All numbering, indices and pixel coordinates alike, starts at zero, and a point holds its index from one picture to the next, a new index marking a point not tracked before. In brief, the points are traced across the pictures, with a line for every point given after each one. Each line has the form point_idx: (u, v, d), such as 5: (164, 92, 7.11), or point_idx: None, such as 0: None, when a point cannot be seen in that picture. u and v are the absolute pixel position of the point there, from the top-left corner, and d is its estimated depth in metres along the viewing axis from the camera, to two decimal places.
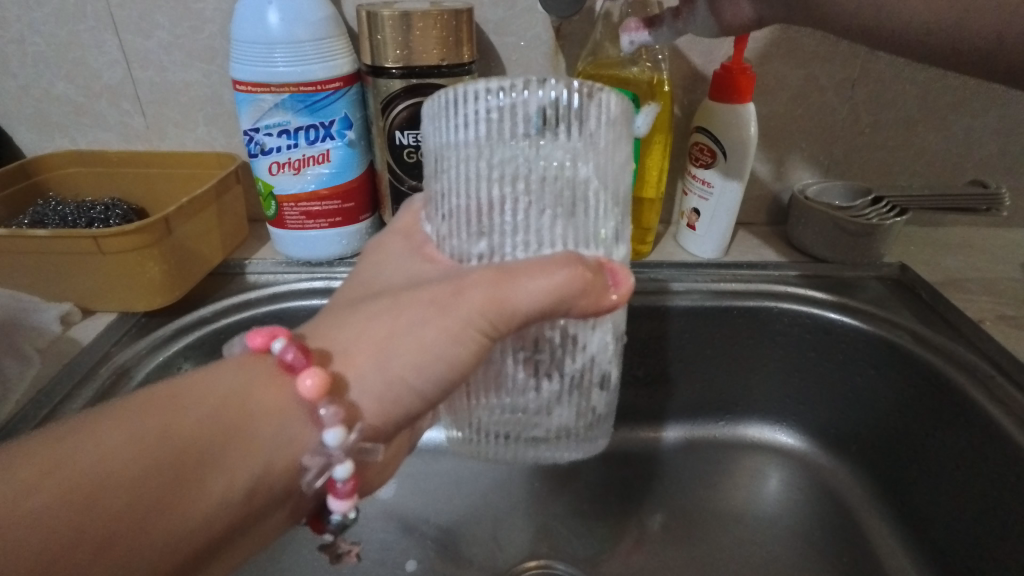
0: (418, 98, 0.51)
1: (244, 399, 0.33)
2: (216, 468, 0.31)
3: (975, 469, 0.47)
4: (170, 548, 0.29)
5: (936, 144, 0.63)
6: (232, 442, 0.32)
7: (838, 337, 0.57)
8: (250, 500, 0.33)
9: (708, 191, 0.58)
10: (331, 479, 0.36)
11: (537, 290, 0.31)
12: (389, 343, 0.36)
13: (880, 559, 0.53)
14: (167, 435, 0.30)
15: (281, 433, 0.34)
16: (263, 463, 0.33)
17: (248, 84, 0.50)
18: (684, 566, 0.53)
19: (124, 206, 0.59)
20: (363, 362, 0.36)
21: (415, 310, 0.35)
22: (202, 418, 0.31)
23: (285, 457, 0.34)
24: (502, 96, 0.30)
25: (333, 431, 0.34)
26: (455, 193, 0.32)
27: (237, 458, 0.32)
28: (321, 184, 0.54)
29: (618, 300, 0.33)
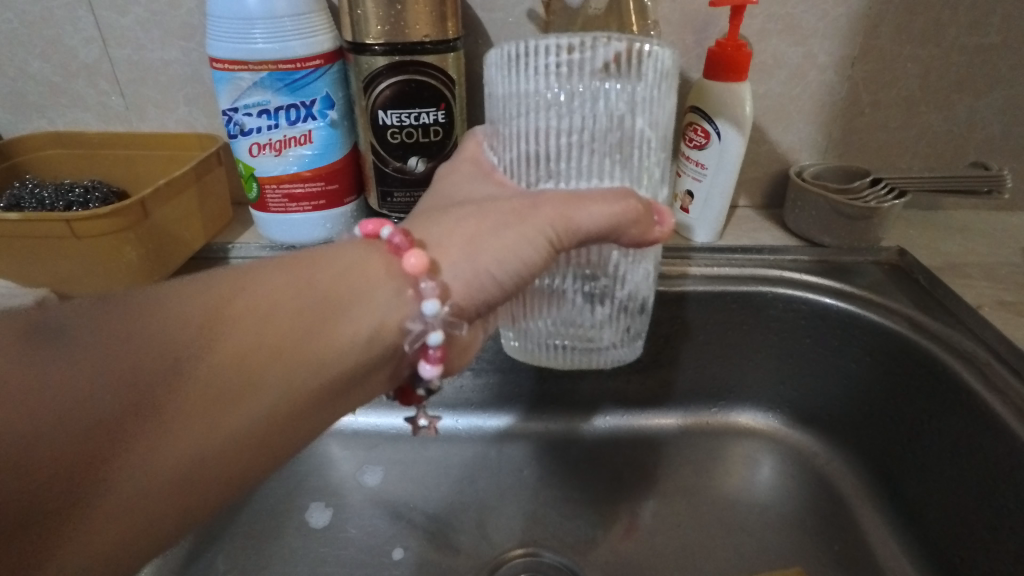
0: (403, 76, 0.49)
1: (362, 270, 0.35)
2: (344, 313, 0.33)
3: (970, 458, 0.46)
4: (314, 374, 0.32)
5: (937, 125, 0.61)
6: (347, 304, 0.34)
7: (836, 322, 0.55)
8: (372, 348, 0.34)
9: (701, 172, 0.57)
10: (424, 345, 0.36)
11: (598, 214, 0.34)
12: (478, 241, 0.36)
13: (872, 549, 0.52)
14: (295, 288, 0.33)
15: (396, 297, 0.35)
16: (378, 320, 0.34)
17: (225, 61, 0.49)
18: (672, 553, 0.53)
19: (104, 189, 0.57)
20: (457, 256, 0.36)
21: (499, 212, 0.36)
22: (325, 278, 0.34)
23: (395, 318, 0.35)
24: (569, 53, 0.32)
25: (432, 302, 0.34)
26: (522, 138, 0.35)
27: (359, 309, 0.34)
28: (304, 165, 0.53)
29: (662, 235, 0.36)
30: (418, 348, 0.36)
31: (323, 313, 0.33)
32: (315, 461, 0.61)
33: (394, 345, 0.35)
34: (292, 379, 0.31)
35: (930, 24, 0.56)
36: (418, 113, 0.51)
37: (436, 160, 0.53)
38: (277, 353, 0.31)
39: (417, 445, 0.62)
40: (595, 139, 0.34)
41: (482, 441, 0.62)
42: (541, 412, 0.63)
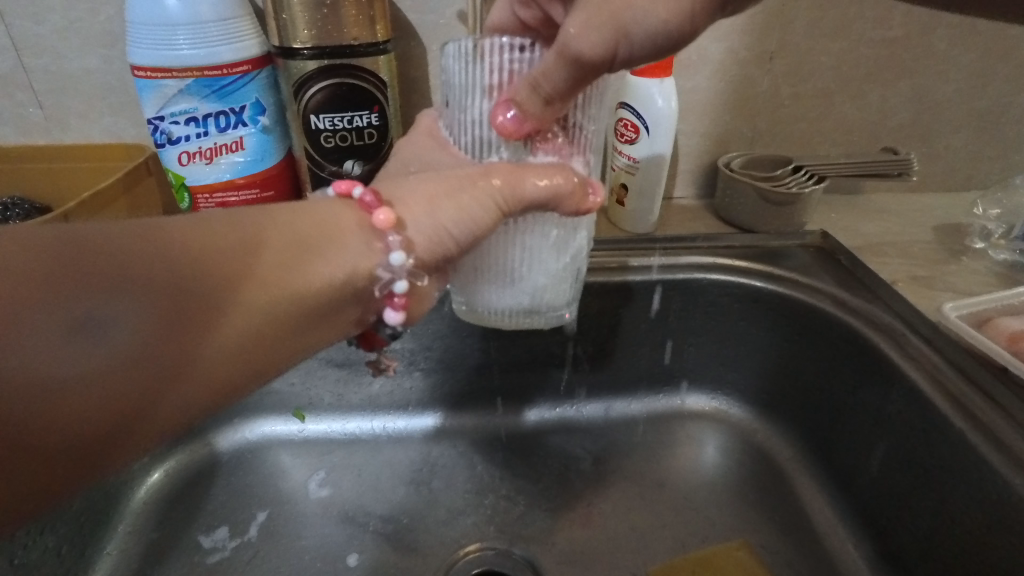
0: (333, 80, 0.49)
1: (337, 221, 0.35)
2: (316, 257, 0.33)
3: (891, 423, 0.49)
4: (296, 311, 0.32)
5: (851, 114, 0.65)
6: (322, 247, 0.34)
7: (767, 304, 0.58)
8: (342, 289, 0.35)
9: (634, 166, 0.59)
10: (389, 292, 0.37)
11: (542, 186, 0.35)
12: (439, 199, 0.36)
13: (809, 516, 0.55)
14: (271, 231, 0.32)
15: (365, 247, 0.35)
16: (346, 267, 0.34)
17: (147, 69, 0.47)
18: (624, 536, 0.54)
19: (25, 204, 0.55)
20: (419, 213, 0.36)
21: (460, 176, 0.36)
22: (299, 220, 0.34)
23: (363, 264, 0.35)
24: (521, 51, 0.33)
25: (397, 254, 0.35)
26: (471, 125, 0.36)
27: (330, 252, 0.34)
28: (237, 172, 0.53)
29: (597, 206, 0.38)
30: (385, 294, 0.37)
31: (300, 254, 0.33)
32: (266, 471, 0.60)
33: (365, 292, 0.36)
34: (272, 319, 0.31)
35: (839, 20, 0.60)
36: (351, 117, 0.51)
37: (372, 162, 0.53)
38: (255, 295, 0.31)
39: (370, 448, 0.62)
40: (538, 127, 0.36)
41: (437, 440, 0.62)
42: (494, 408, 0.64)
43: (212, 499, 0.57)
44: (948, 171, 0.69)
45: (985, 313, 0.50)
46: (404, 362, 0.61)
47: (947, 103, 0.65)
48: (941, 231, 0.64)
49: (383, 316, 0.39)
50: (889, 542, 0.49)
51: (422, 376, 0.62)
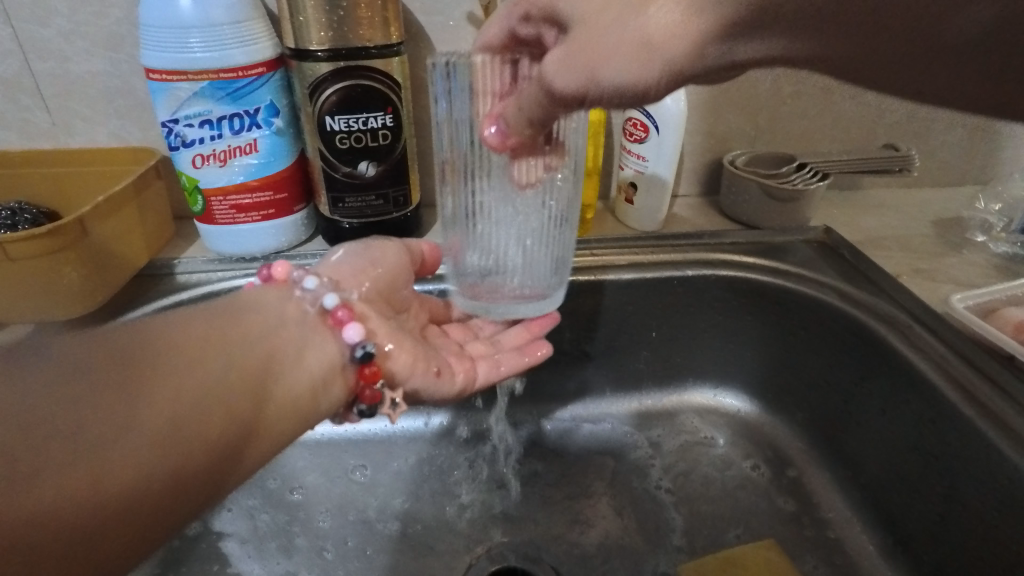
0: (348, 81, 0.49)
1: (259, 300, 0.40)
2: (244, 313, 0.37)
3: (900, 412, 0.50)
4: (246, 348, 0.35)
5: (850, 111, 0.67)
6: (246, 309, 0.38)
7: (773, 299, 0.59)
8: (280, 327, 0.38)
9: (643, 164, 0.59)
10: (326, 311, 0.42)
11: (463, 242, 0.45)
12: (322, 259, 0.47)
13: (818, 506, 0.56)
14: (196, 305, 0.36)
15: (282, 296, 0.41)
16: (277, 311, 0.39)
17: (161, 72, 0.47)
18: (638, 530, 0.55)
19: (33, 209, 0.54)
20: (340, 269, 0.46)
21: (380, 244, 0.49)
22: (239, 311, 0.38)
23: (290, 307, 0.41)
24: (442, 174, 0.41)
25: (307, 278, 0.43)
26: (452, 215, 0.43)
27: (253, 311, 0.38)
28: (251, 175, 0.52)
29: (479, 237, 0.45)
30: (324, 312, 0.42)
31: (228, 315, 0.37)
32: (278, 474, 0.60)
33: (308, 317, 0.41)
34: (234, 363, 0.33)
35: None
36: (366, 118, 0.51)
37: (385, 163, 0.53)
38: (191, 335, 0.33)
39: (383, 449, 0.62)
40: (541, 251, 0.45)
41: (448, 440, 0.63)
42: (505, 406, 0.64)
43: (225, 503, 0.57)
44: (945, 166, 0.71)
45: (989, 303, 0.51)
46: None
47: None
48: (939, 225, 0.65)
49: (346, 337, 0.41)
50: (899, 529, 0.51)
51: None
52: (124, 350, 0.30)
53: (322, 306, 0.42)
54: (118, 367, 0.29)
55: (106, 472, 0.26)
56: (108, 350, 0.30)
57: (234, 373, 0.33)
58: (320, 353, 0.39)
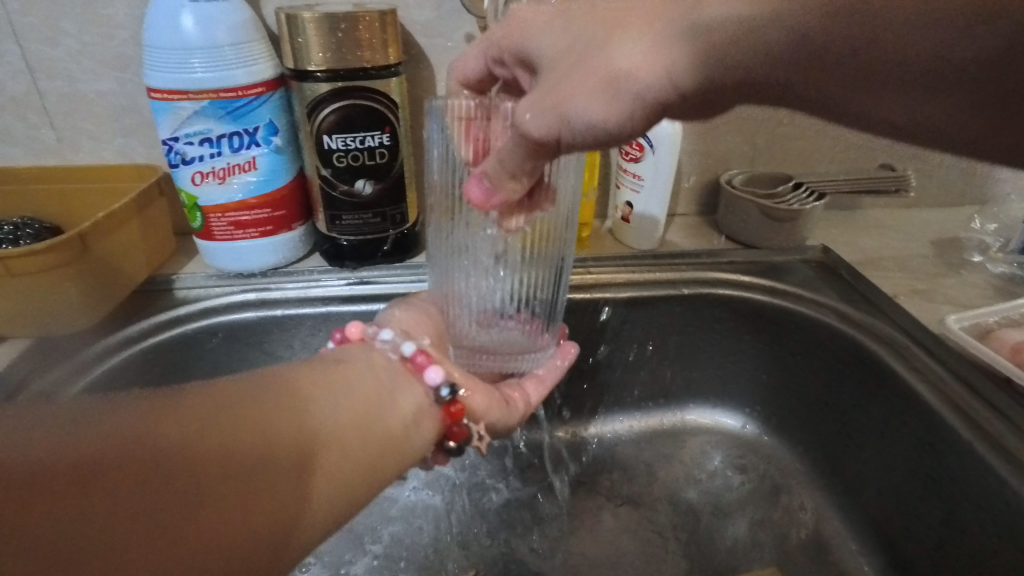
0: (347, 102, 0.50)
1: (380, 383, 0.38)
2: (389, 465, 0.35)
3: (899, 433, 0.49)
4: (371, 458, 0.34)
5: (849, 132, 0.67)
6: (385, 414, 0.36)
7: (771, 319, 0.59)
8: (400, 405, 0.38)
9: (639, 183, 0.60)
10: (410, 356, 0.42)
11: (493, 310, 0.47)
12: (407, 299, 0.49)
13: (817, 529, 0.56)
14: (327, 392, 0.34)
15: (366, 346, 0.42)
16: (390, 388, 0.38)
17: (164, 92, 0.48)
18: (635, 552, 0.54)
19: (36, 224, 0.55)
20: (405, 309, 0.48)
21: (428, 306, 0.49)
22: (355, 384, 0.36)
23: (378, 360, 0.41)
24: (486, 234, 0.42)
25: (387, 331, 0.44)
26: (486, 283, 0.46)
27: (388, 420, 0.36)
28: (250, 192, 0.53)
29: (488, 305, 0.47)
30: (405, 360, 0.42)
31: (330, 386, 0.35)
32: None
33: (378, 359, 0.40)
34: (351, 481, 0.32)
35: None
36: (363, 137, 0.52)
37: (383, 181, 0.54)
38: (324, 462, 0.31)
39: None
40: (504, 136, 0.37)
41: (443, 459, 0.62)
42: None
43: None
44: (944, 187, 0.71)
45: (987, 323, 0.51)
46: None
47: None
48: (937, 246, 0.65)
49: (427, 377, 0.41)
50: (897, 553, 0.50)
51: None
52: (231, 399, 0.30)
53: (401, 354, 0.42)
54: (247, 492, 0.27)
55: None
56: (229, 440, 0.28)
57: (356, 486, 0.33)
58: (413, 399, 0.39)
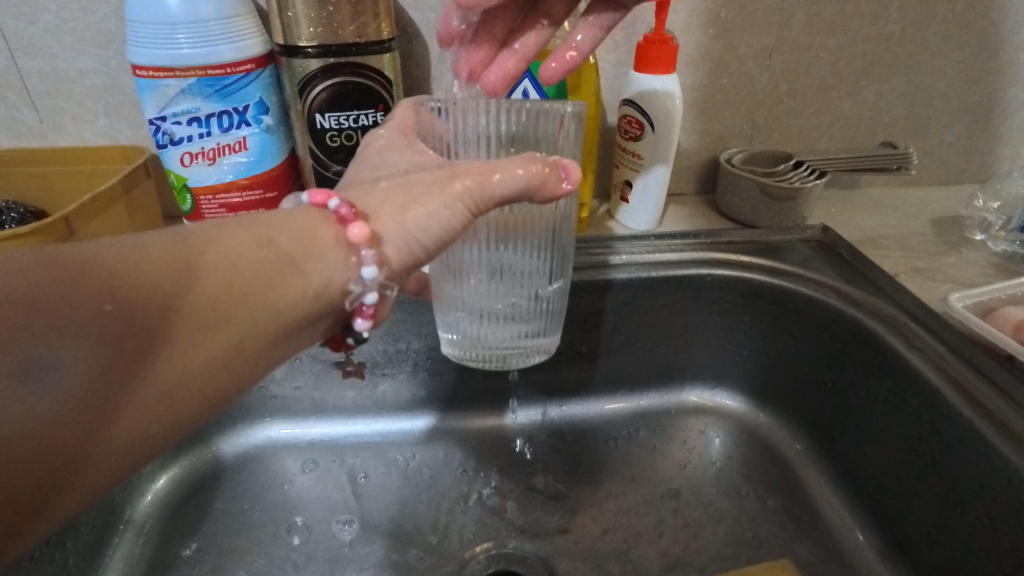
0: (338, 78, 0.49)
1: (310, 235, 0.35)
2: (272, 283, 0.33)
3: (899, 412, 0.49)
4: (264, 324, 0.32)
5: (848, 109, 0.66)
6: (300, 261, 0.34)
7: (771, 298, 0.58)
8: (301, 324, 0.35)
9: (638, 161, 0.59)
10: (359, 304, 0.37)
11: (511, 183, 0.34)
12: (409, 207, 0.35)
13: (816, 507, 0.56)
14: (194, 245, 0.31)
15: (341, 261, 0.35)
16: (315, 286, 0.34)
17: (149, 69, 0.47)
18: (637, 530, 0.55)
19: (20, 208, 0.54)
20: (389, 222, 0.35)
21: (424, 182, 0.36)
22: (236, 238, 0.33)
23: (335, 281, 0.35)
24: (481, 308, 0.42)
25: (370, 269, 0.35)
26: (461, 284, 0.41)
27: (272, 287, 0.33)
28: (240, 173, 0.52)
29: (571, 187, 0.36)
30: (354, 308, 0.37)
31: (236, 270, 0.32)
32: (269, 477, 0.59)
33: (335, 306, 0.36)
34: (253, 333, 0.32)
35: (837, 16, 0.61)
36: (357, 115, 0.50)
37: None
38: (205, 325, 0.30)
39: (376, 453, 0.61)
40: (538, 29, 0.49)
41: (441, 441, 0.62)
42: (498, 407, 0.63)
43: (219, 505, 0.56)
44: (942, 166, 0.71)
45: (989, 303, 0.50)
46: (410, 362, 0.61)
47: (940, 98, 0.67)
48: (936, 225, 0.64)
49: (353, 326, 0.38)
50: (898, 530, 0.50)
51: (427, 377, 0.62)
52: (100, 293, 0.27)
53: (360, 299, 0.36)
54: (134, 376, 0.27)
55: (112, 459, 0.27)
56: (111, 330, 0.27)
57: (241, 351, 0.32)
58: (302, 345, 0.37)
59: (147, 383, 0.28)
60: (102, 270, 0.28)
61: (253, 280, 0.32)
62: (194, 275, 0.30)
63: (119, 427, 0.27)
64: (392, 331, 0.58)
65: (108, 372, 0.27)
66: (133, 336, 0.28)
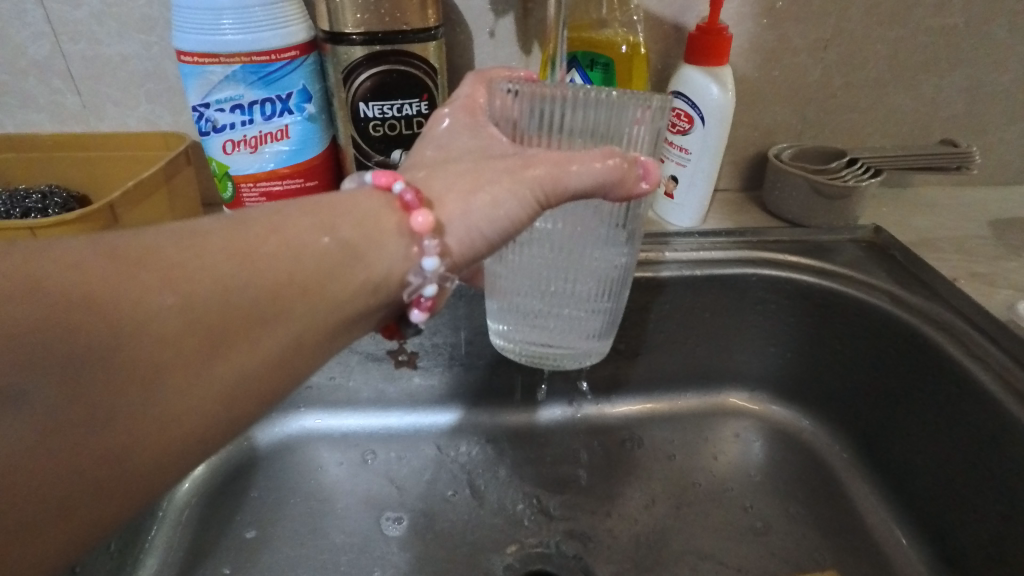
0: (383, 66, 0.47)
1: (371, 222, 0.34)
2: (330, 274, 0.31)
3: (957, 423, 0.47)
4: (324, 317, 0.31)
5: (905, 105, 0.63)
6: (362, 250, 0.33)
7: (820, 301, 0.56)
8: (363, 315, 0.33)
9: (685, 156, 0.57)
10: (418, 296, 0.36)
11: (587, 175, 0.34)
12: (475, 194, 0.35)
13: (860, 517, 0.54)
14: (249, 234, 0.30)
15: (402, 252, 0.34)
16: (375, 277, 0.33)
17: (193, 55, 0.46)
18: (674, 534, 0.53)
19: (64, 193, 0.54)
20: (453, 210, 0.35)
21: (495, 170, 0.35)
22: (296, 225, 0.31)
23: (395, 272, 0.34)
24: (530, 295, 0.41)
25: (432, 260, 0.34)
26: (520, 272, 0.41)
27: (331, 279, 0.31)
28: (281, 162, 0.51)
29: (649, 188, 0.35)
30: (413, 299, 0.36)
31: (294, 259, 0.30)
32: (304, 467, 0.59)
33: (392, 298, 0.35)
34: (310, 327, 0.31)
35: (898, 7, 0.58)
36: (400, 105, 0.49)
37: None
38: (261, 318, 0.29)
39: (409, 446, 0.60)
40: None
41: (475, 437, 0.61)
42: (533, 404, 0.63)
43: (254, 494, 0.56)
44: (1001, 165, 0.68)
45: None
46: (446, 356, 0.60)
47: (1004, 93, 0.64)
48: (995, 227, 0.61)
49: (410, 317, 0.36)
50: (950, 546, 0.48)
51: (462, 371, 0.61)
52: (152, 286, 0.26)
53: (418, 292, 0.35)
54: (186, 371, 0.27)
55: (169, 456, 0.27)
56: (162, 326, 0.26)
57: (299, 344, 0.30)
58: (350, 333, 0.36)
59: (197, 380, 0.27)
60: (155, 262, 0.27)
61: (313, 272, 0.31)
62: (249, 266, 0.29)
63: (174, 425, 0.26)
64: (429, 325, 0.58)
65: (161, 369, 0.26)
66: (187, 331, 0.27)
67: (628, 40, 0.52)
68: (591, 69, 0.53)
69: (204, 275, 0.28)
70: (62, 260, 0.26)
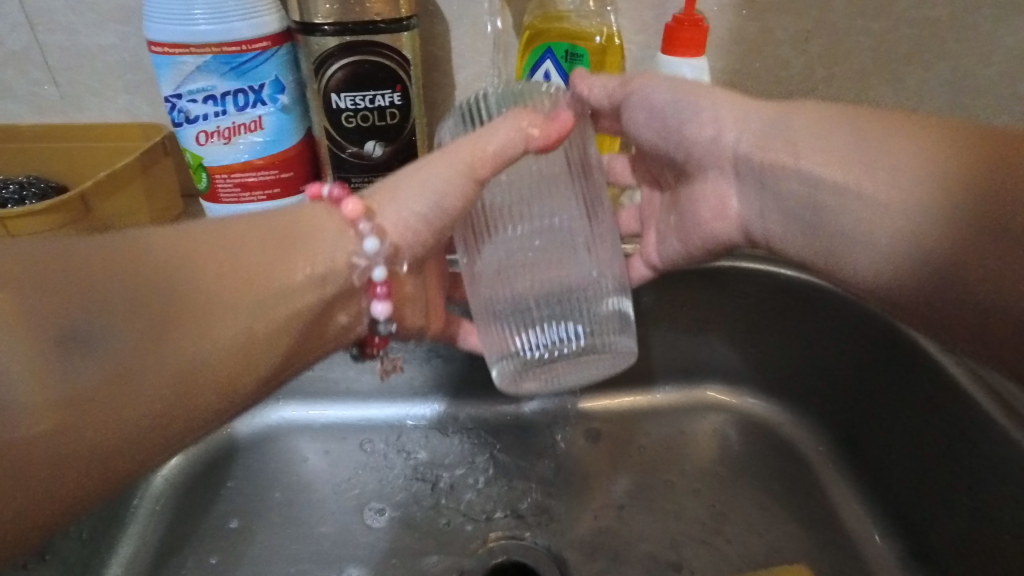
0: (355, 57, 0.47)
1: (309, 217, 0.38)
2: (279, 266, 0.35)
3: (930, 417, 0.47)
4: (281, 303, 0.34)
5: (888, 97, 0.63)
6: (301, 240, 0.37)
7: (798, 294, 0.56)
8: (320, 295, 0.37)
9: (663, 148, 0.56)
10: (371, 282, 0.40)
11: (502, 136, 0.38)
12: (400, 186, 0.40)
13: (837, 510, 0.54)
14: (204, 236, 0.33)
15: (339, 236, 0.38)
16: (322, 263, 0.37)
17: (164, 45, 0.46)
18: (650, 525, 0.54)
19: (42, 184, 0.54)
20: (385, 203, 0.40)
21: (422, 164, 0.39)
22: (242, 228, 0.35)
23: (339, 258, 0.38)
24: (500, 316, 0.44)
25: (371, 239, 0.39)
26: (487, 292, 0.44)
27: (279, 268, 0.35)
28: (256, 153, 0.51)
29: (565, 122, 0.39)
30: (367, 283, 0.40)
31: (246, 252, 0.34)
32: (283, 457, 0.59)
33: None
34: (269, 316, 0.34)
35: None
36: (373, 96, 0.49)
37: (394, 144, 0.52)
38: (223, 298, 0.32)
39: (389, 437, 0.61)
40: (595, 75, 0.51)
41: (455, 429, 0.61)
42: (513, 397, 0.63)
43: (231, 483, 0.57)
44: None
45: None
46: (425, 348, 0.60)
47: (991, 85, 0.63)
48: None
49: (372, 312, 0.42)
50: (922, 540, 0.48)
51: (442, 363, 0.61)
52: (114, 269, 0.29)
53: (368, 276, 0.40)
54: (159, 341, 0.29)
55: (142, 432, 0.29)
56: (125, 306, 0.29)
57: (265, 332, 0.33)
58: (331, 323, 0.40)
59: (167, 359, 0.29)
60: (114, 256, 0.30)
61: (261, 260, 0.34)
62: (199, 258, 0.32)
63: (146, 398, 0.29)
64: None
65: (133, 345, 0.29)
66: (149, 310, 0.29)
67: (602, 31, 0.52)
68: (566, 60, 0.52)
69: (162, 261, 0.31)
70: (20, 255, 0.28)
